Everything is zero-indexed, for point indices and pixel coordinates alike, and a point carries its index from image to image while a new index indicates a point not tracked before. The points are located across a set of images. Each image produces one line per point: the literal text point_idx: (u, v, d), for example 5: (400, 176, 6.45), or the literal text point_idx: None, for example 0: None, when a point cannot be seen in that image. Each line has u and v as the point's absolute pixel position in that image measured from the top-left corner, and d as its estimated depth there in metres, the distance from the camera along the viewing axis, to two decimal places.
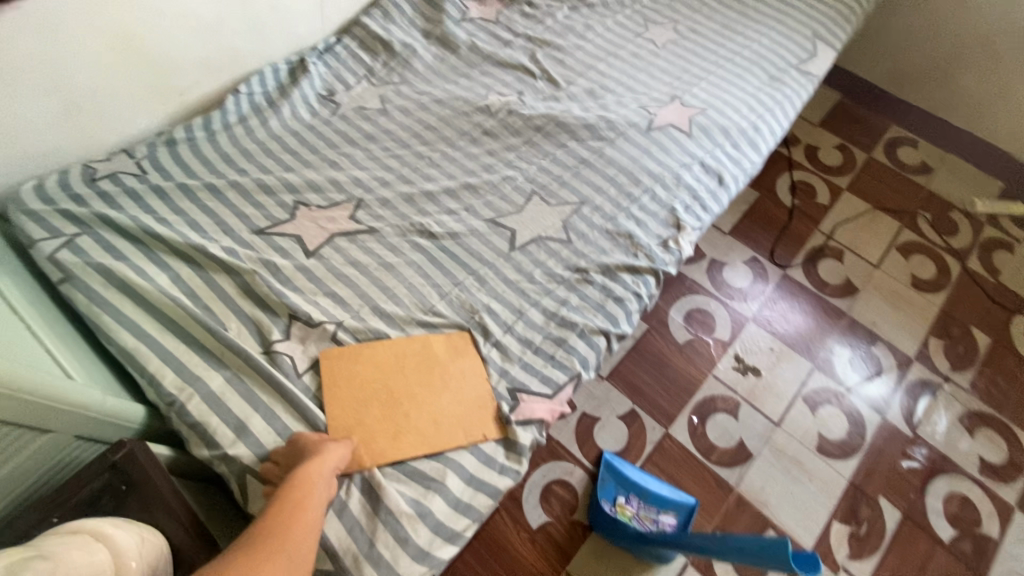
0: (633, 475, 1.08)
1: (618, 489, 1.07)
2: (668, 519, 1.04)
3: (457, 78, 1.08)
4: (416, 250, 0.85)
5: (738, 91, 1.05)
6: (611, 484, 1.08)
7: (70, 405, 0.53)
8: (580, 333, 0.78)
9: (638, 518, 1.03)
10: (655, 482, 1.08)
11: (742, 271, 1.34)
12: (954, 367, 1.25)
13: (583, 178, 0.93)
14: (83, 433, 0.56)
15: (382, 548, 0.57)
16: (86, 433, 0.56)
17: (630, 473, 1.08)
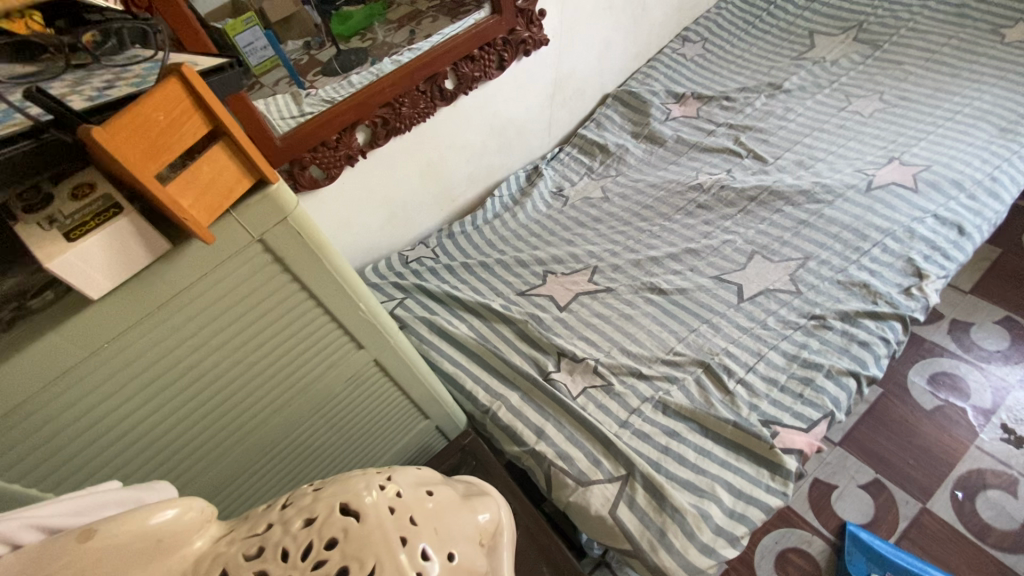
0: (888, 550, 0.99)
1: (871, 565, 0.98)
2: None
3: (668, 165, 1.28)
4: (651, 304, 1.00)
5: (967, 145, 1.05)
6: (862, 557, 0.99)
7: (444, 400, 0.74)
8: (826, 373, 0.82)
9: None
10: (918, 562, 0.97)
11: (994, 332, 1.21)
12: None
13: (804, 236, 1.01)
14: (441, 425, 0.77)
15: (672, 541, 0.65)
16: (442, 426, 0.77)
17: (885, 551, 0.99)
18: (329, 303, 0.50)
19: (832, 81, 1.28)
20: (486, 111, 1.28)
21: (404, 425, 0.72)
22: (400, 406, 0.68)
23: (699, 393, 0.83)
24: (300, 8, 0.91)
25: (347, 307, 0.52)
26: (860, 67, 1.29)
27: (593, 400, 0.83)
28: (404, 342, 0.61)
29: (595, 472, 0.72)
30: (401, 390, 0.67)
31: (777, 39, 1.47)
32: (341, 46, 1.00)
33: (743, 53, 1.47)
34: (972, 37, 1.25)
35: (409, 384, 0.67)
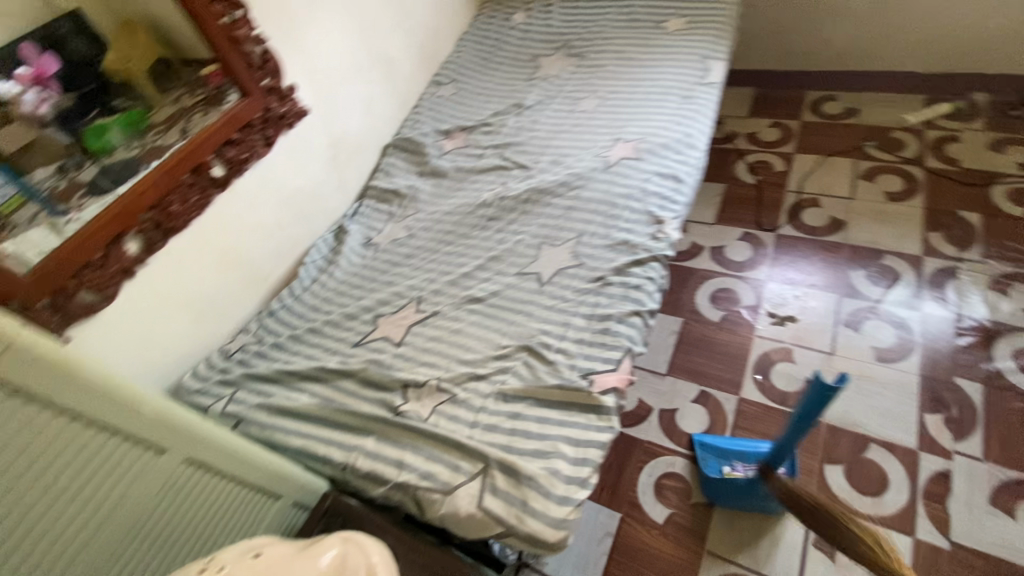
0: (725, 443, 1.21)
1: (721, 460, 1.18)
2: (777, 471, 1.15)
3: (455, 192, 1.42)
4: (474, 313, 1.10)
5: (661, 115, 1.36)
6: (714, 458, 1.20)
7: (294, 473, 0.75)
8: (617, 319, 0.99)
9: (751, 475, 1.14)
10: (748, 442, 1.21)
11: (740, 246, 1.55)
12: (961, 249, 1.39)
13: (574, 219, 1.22)
14: (300, 501, 0.78)
15: (534, 506, 0.73)
16: (302, 501, 0.78)
17: (725, 444, 1.21)
18: (99, 415, 0.55)
19: (558, 91, 1.57)
20: (271, 189, 1.29)
21: (253, 513, 0.72)
22: (238, 494, 0.70)
23: (529, 372, 0.93)
24: (41, 133, 0.94)
25: (124, 411, 0.57)
26: (573, 75, 1.61)
27: (442, 415, 0.88)
28: (213, 430, 0.65)
29: (456, 476, 0.78)
30: (234, 479, 0.69)
31: (511, 66, 1.73)
32: (105, 163, 1.01)
33: (489, 82, 1.71)
34: (644, 34, 1.62)
35: (240, 469, 0.69)
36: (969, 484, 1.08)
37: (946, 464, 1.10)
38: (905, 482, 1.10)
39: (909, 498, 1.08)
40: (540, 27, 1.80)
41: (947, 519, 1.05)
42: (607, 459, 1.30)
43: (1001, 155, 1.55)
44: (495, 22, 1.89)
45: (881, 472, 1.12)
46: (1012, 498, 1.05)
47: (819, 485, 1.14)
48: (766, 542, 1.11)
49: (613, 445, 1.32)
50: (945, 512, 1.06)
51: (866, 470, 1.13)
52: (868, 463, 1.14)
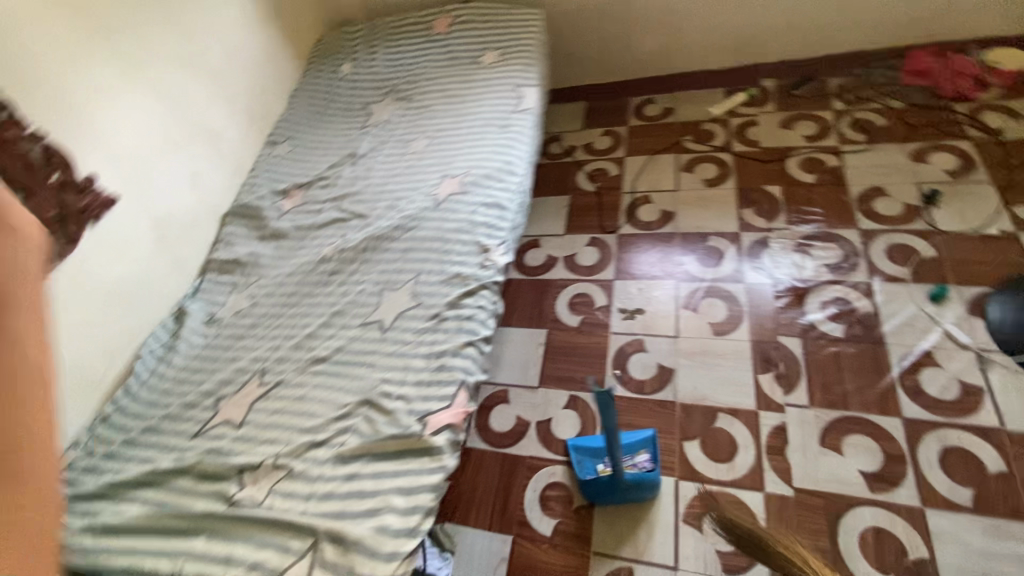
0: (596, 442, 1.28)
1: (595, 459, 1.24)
2: (643, 458, 1.22)
3: (298, 251, 1.40)
4: (317, 374, 1.08)
5: (485, 145, 1.48)
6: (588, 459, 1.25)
7: None
8: (453, 353, 1.02)
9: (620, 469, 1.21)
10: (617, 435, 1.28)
11: (589, 251, 1.68)
12: (768, 220, 1.58)
13: (411, 260, 1.24)
14: None
15: (361, 568, 0.76)
16: None
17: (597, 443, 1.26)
18: None
19: (390, 136, 1.61)
20: (86, 287, 1.20)
21: None
22: None
23: (369, 425, 0.93)
24: None
25: None
26: (403, 118, 1.65)
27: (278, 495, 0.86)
28: None
29: (284, 558, 0.78)
30: None
31: (344, 117, 1.75)
32: None
33: (324, 135, 1.71)
34: (463, 70, 1.71)
35: None
36: (801, 431, 1.20)
37: (780, 417, 1.23)
38: (750, 443, 1.21)
39: (755, 457, 1.19)
40: (369, 75, 1.85)
41: (788, 468, 1.16)
42: (495, 483, 1.32)
43: (790, 131, 1.78)
44: (324, 74, 1.90)
45: (730, 438, 1.23)
46: (837, 436, 1.17)
47: (680, 463, 1.23)
48: (644, 529, 1.17)
49: (499, 469, 1.34)
50: (785, 462, 1.17)
51: (718, 438, 1.24)
52: (718, 433, 1.25)
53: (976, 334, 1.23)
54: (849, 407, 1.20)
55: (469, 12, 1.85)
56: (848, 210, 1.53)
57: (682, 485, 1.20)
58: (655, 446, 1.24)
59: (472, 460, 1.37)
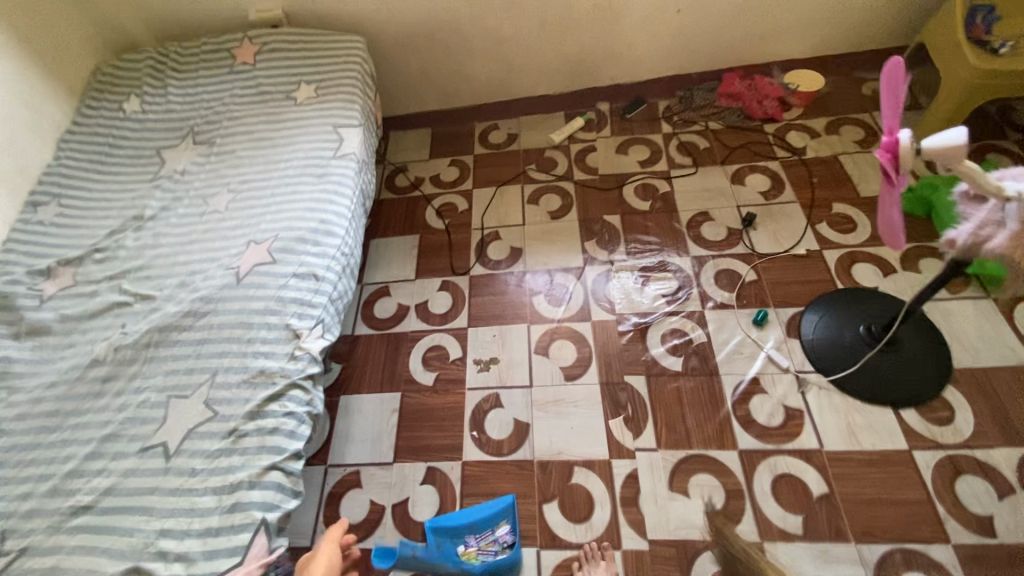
0: (456, 521, 1.16)
1: (454, 540, 1.15)
2: (503, 531, 1.16)
3: (63, 350, 1.09)
4: (78, 531, 0.86)
5: (300, 201, 1.27)
6: (447, 540, 1.14)
7: None
8: (249, 485, 0.87)
9: (480, 552, 1.14)
10: (478, 509, 1.17)
11: (440, 297, 1.55)
12: (612, 251, 1.59)
13: (207, 354, 1.04)
14: None
15: None
16: None
17: (457, 521, 1.15)
18: None
19: (187, 190, 1.34)
20: None
21: None
22: None
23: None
24: None
25: None
26: (204, 167, 1.39)
27: None
28: None
29: None
30: None
31: (128, 166, 1.42)
32: None
33: (102, 191, 1.37)
34: (274, 106, 1.50)
35: None
36: (651, 475, 1.21)
37: (632, 464, 1.23)
38: (606, 497, 1.20)
39: (611, 511, 1.18)
40: (159, 113, 1.53)
41: (642, 519, 1.16)
42: None
43: (626, 156, 1.81)
44: (101, 112, 1.54)
45: (587, 494, 1.20)
46: (684, 477, 1.20)
47: (541, 528, 1.18)
48: None
49: (352, 568, 1.18)
50: (639, 512, 1.17)
51: (576, 495, 1.21)
52: (575, 489, 1.21)
53: (794, 356, 1.32)
54: (692, 444, 1.23)
55: (277, 37, 1.61)
56: (681, 236, 1.58)
57: (543, 554, 1.15)
58: (514, 516, 1.17)
59: None
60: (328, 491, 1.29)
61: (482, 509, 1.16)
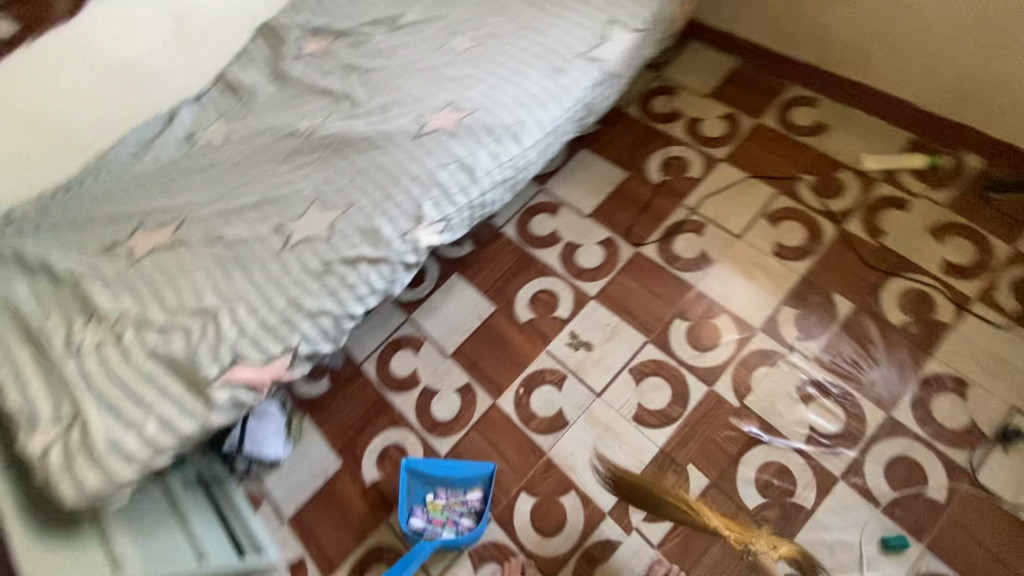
0: (433, 471, 1.22)
1: (425, 486, 1.23)
2: (474, 495, 1.20)
3: (286, 108, 1.25)
4: (211, 256, 1.04)
5: (519, 87, 1.16)
6: (421, 485, 1.24)
7: None
8: (306, 314, 0.99)
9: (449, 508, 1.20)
10: (454, 469, 1.21)
11: (594, 251, 1.41)
12: (802, 337, 1.24)
13: (357, 185, 1.09)
14: None
15: (86, 461, 0.81)
16: None
17: (430, 470, 1.22)
18: None
19: (446, 15, 1.31)
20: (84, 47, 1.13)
21: None
22: None
23: (208, 334, 0.95)
24: None
25: None
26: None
27: (91, 333, 0.95)
28: None
29: (40, 413, 0.85)
30: None
31: None
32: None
33: None
34: None
35: None
36: (627, 559, 1.10)
37: (620, 535, 1.12)
38: (575, 535, 1.13)
39: (569, 549, 1.12)
40: None
41: None
42: (360, 411, 1.35)
43: (934, 243, 1.28)
44: None
45: (562, 516, 1.15)
46: None
47: (506, 506, 1.19)
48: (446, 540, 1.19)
49: (369, 403, 1.35)
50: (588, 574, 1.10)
51: (551, 510, 1.16)
52: (556, 505, 1.17)
53: None
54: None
55: None
56: (900, 385, 1.16)
57: (491, 524, 1.18)
58: (488, 485, 1.20)
59: (357, 380, 1.38)
60: (393, 337, 1.42)
61: (458, 468, 1.20)
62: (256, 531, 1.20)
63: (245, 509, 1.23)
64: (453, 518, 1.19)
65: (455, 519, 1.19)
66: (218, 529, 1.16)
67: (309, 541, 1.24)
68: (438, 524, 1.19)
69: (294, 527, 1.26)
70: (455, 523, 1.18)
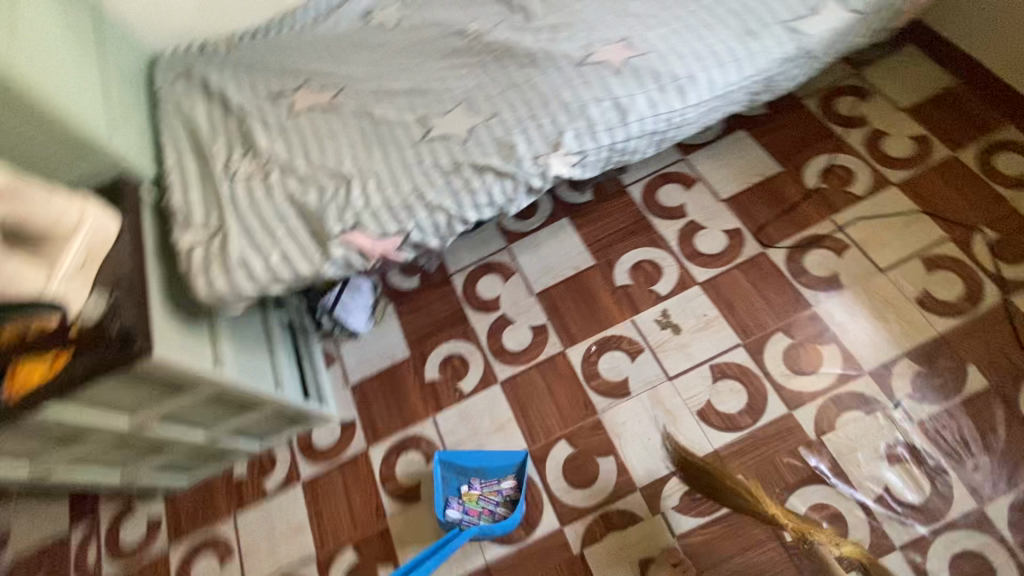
0: (466, 459, 1.20)
1: (459, 478, 1.21)
2: (507, 484, 1.19)
3: (460, 7, 1.24)
4: (357, 128, 1.08)
5: (703, 40, 1.06)
6: (454, 477, 1.22)
7: (130, 118, 1.06)
8: (424, 205, 0.99)
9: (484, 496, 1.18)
10: (486, 456, 1.20)
11: (714, 238, 1.32)
12: (915, 397, 1.11)
13: (506, 99, 1.05)
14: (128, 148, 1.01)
15: (216, 269, 0.92)
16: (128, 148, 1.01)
17: (463, 460, 1.21)
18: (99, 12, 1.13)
19: None
20: None
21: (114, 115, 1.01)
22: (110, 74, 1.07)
23: (340, 195, 1.00)
24: None
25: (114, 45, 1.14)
26: None
27: (244, 164, 1.05)
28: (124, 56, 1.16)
29: (197, 217, 0.98)
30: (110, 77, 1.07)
31: None
32: None
33: None
34: None
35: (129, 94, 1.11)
36: (642, 536, 1.10)
37: (643, 513, 1.11)
38: (600, 496, 1.14)
39: (589, 506, 1.14)
40: None
41: (596, 539, 1.11)
42: (439, 314, 1.41)
43: None
44: None
45: (593, 474, 1.16)
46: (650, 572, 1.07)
47: (543, 446, 1.21)
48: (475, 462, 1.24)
49: (449, 309, 1.41)
50: (601, 535, 1.11)
51: (585, 466, 1.17)
52: (591, 463, 1.17)
53: None
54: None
55: None
56: (1008, 483, 1.03)
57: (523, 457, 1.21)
58: (522, 470, 1.19)
59: (444, 285, 1.44)
60: (486, 259, 1.44)
61: (490, 457, 1.19)
62: (323, 384, 1.36)
63: (319, 363, 1.39)
64: (488, 507, 1.17)
65: (490, 508, 1.17)
66: (297, 368, 1.32)
67: (363, 409, 1.36)
68: (474, 515, 1.16)
69: (354, 393, 1.38)
70: (491, 512, 1.16)
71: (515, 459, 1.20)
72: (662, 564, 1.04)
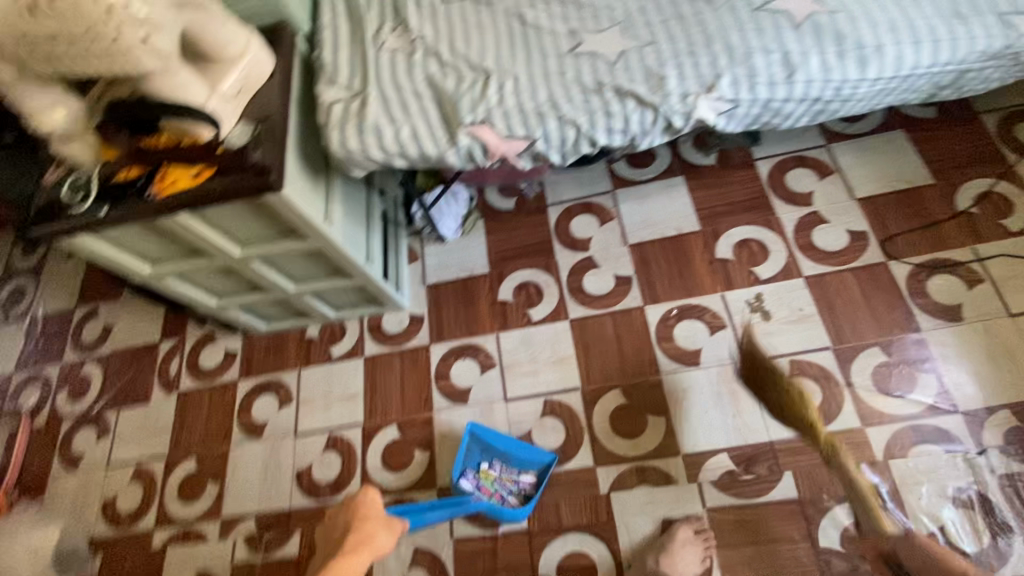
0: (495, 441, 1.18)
1: (482, 454, 1.21)
2: (527, 478, 1.18)
3: None
4: (507, 27, 1.05)
5: (902, 11, 0.95)
6: (478, 449, 1.22)
7: None
8: (560, 115, 0.97)
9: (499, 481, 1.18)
10: (516, 446, 1.18)
11: (835, 235, 1.23)
12: (1007, 452, 1.03)
13: (667, 29, 0.98)
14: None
15: (347, 129, 0.96)
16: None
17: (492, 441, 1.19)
18: None
19: None
20: None
21: None
22: None
23: (477, 88, 0.98)
24: None
25: None
26: None
27: (392, 36, 1.05)
28: None
29: (342, 77, 1.01)
30: None
31: None
32: None
33: None
34: None
35: None
36: (673, 499, 1.11)
37: (680, 478, 1.12)
38: (641, 451, 1.15)
39: (628, 457, 1.15)
40: None
41: (626, 487, 1.13)
42: (526, 241, 1.41)
43: None
44: None
45: (639, 428, 1.17)
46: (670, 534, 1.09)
47: (597, 389, 1.23)
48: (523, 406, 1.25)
49: (537, 238, 1.41)
50: (632, 485, 1.13)
51: (634, 419, 1.18)
52: (640, 418, 1.18)
53: None
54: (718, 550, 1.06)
55: None
56: None
57: (575, 394, 1.23)
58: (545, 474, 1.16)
59: (539, 214, 1.43)
60: (587, 198, 1.41)
61: (519, 448, 1.17)
62: (402, 275, 1.41)
63: (403, 256, 1.44)
64: (500, 492, 1.17)
65: (502, 494, 1.16)
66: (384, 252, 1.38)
67: (433, 310, 1.40)
68: (485, 492, 1.16)
69: (428, 293, 1.42)
70: (501, 497, 1.16)
71: (541, 459, 1.18)
72: (685, 525, 1.06)
